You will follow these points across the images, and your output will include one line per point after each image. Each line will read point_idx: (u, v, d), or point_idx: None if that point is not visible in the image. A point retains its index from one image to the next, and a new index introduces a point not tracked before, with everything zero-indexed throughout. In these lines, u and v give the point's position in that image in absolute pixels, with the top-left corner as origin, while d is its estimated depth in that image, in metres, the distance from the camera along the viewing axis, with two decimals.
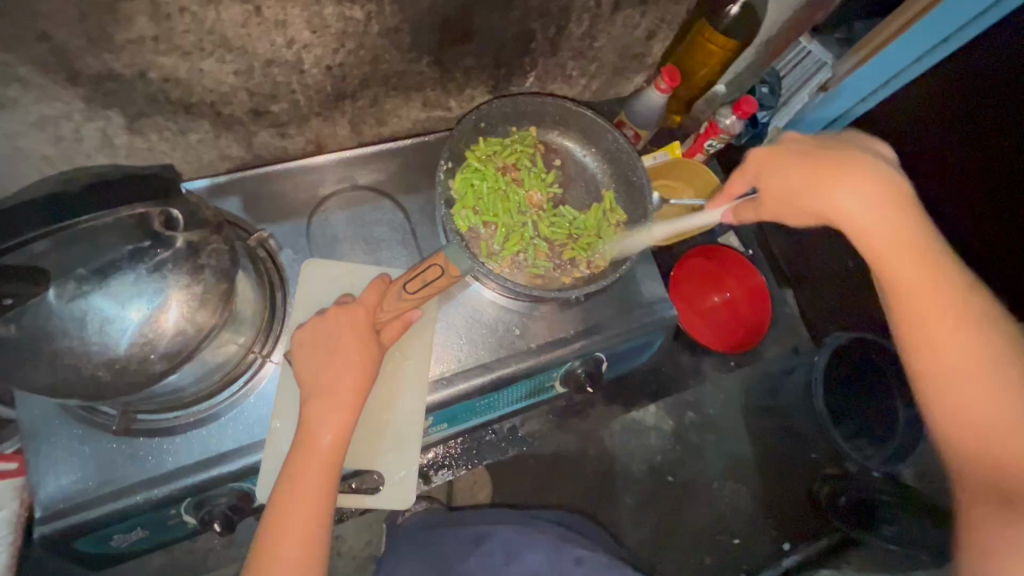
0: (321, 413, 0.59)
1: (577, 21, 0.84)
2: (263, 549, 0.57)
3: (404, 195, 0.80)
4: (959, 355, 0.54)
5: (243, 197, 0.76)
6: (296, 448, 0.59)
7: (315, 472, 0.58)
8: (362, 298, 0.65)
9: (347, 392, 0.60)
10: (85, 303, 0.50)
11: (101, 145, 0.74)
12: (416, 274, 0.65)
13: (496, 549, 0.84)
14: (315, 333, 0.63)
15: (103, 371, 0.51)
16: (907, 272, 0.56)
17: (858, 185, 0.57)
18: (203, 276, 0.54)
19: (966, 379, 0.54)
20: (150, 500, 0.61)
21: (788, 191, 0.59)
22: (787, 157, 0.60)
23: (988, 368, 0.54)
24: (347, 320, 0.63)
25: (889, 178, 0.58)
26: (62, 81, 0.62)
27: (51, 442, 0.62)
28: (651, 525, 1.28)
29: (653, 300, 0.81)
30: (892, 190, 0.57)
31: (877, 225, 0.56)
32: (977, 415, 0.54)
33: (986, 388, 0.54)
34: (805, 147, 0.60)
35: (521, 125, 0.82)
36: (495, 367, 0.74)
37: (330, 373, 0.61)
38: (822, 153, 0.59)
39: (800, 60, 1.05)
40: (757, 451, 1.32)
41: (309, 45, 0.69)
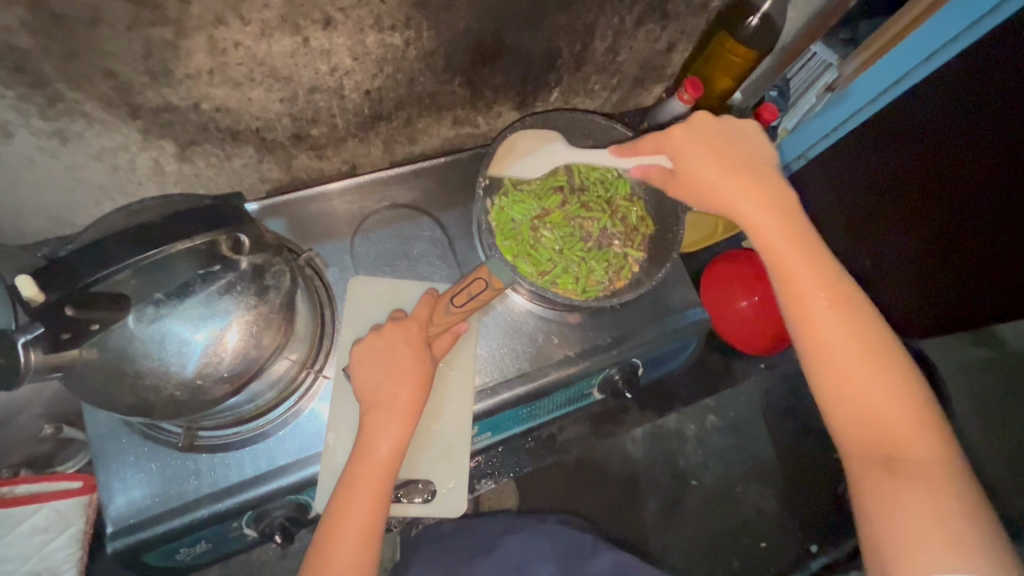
0: (381, 425, 0.62)
1: (602, 38, 0.87)
2: (336, 497, 0.60)
3: (440, 212, 0.82)
4: (832, 322, 0.58)
5: (287, 219, 0.79)
6: (355, 457, 0.61)
7: (370, 484, 0.60)
8: (414, 313, 0.67)
9: (405, 404, 0.62)
10: (162, 326, 0.52)
11: (152, 173, 0.77)
12: (462, 288, 0.68)
13: (507, 558, 0.89)
14: (368, 346, 0.65)
15: (180, 391, 0.53)
16: (789, 251, 0.60)
17: (744, 182, 0.62)
18: (268, 297, 0.57)
19: (836, 349, 0.58)
20: (214, 513, 0.63)
21: (705, 180, 0.64)
22: (702, 147, 0.65)
23: (854, 339, 0.58)
24: (402, 334, 0.65)
25: (766, 175, 0.64)
26: (124, 115, 0.66)
27: (120, 459, 0.64)
28: (679, 530, 1.29)
29: (686, 305, 0.83)
30: (771, 191, 0.63)
31: (765, 216, 0.61)
32: (855, 383, 0.57)
33: (860, 358, 0.58)
34: (719, 138, 0.65)
35: (553, 140, 0.85)
36: (536, 375, 0.76)
37: (386, 387, 0.63)
38: (724, 146, 0.65)
39: (806, 63, 1.13)
40: (780, 451, 1.35)
41: (350, 71, 0.73)
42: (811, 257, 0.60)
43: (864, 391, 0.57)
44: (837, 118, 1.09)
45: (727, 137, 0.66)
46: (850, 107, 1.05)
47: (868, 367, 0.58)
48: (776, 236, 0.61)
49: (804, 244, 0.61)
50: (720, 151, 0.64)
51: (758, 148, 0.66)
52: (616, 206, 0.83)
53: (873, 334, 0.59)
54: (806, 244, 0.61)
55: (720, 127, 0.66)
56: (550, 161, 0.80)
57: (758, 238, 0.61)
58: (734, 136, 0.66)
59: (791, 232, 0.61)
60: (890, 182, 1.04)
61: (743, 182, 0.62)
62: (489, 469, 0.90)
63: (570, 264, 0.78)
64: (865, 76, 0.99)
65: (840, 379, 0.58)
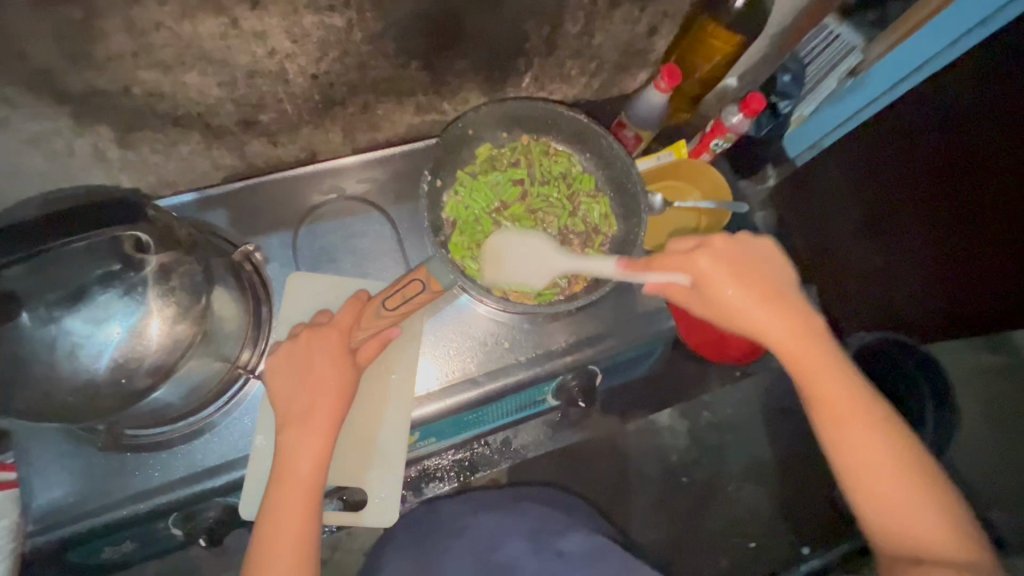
0: (294, 441, 0.59)
1: (572, 20, 0.81)
2: (261, 526, 0.57)
3: (392, 205, 0.78)
4: (870, 452, 0.59)
5: (229, 211, 0.75)
6: (273, 482, 0.58)
7: (299, 500, 0.57)
8: (336, 319, 0.64)
9: (323, 418, 0.60)
10: (56, 328, 0.50)
11: (95, 159, 0.75)
12: (396, 289, 0.65)
13: (478, 539, 0.77)
14: (285, 357, 0.62)
15: (72, 398, 0.51)
16: (826, 387, 0.59)
17: (766, 303, 0.60)
18: (175, 298, 0.54)
19: (877, 479, 0.58)
20: (137, 514, 0.62)
21: (734, 306, 0.60)
22: (722, 270, 0.60)
23: (892, 468, 0.58)
24: (322, 342, 0.62)
25: (789, 297, 0.62)
26: (50, 99, 0.63)
27: (43, 455, 0.63)
28: (667, 525, 1.26)
29: (650, 311, 0.78)
30: (797, 320, 0.61)
31: (798, 345, 0.60)
32: (896, 511, 0.58)
33: (901, 486, 0.58)
34: (735, 256, 0.62)
35: (513, 131, 0.79)
36: (483, 383, 0.72)
37: (303, 399, 0.60)
38: (749, 266, 0.62)
39: (828, 44, 1.00)
40: (775, 452, 1.31)
41: (291, 55, 0.68)
42: (851, 387, 0.60)
43: (904, 516, 0.58)
44: (845, 111, 1.05)
45: (743, 254, 0.62)
46: (865, 96, 1.00)
47: (910, 495, 0.58)
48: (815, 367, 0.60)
49: (839, 370, 0.60)
50: (739, 270, 0.61)
51: (773, 266, 0.63)
52: (578, 204, 0.78)
53: (911, 459, 0.59)
54: (838, 371, 0.60)
55: (733, 244, 0.63)
56: (546, 269, 0.70)
57: (798, 369, 0.60)
58: (750, 253, 0.63)
59: (829, 360, 0.60)
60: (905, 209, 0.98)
61: (766, 305, 0.60)
62: (437, 472, 0.90)
63: None
64: (882, 62, 0.94)
65: (881, 503, 0.58)
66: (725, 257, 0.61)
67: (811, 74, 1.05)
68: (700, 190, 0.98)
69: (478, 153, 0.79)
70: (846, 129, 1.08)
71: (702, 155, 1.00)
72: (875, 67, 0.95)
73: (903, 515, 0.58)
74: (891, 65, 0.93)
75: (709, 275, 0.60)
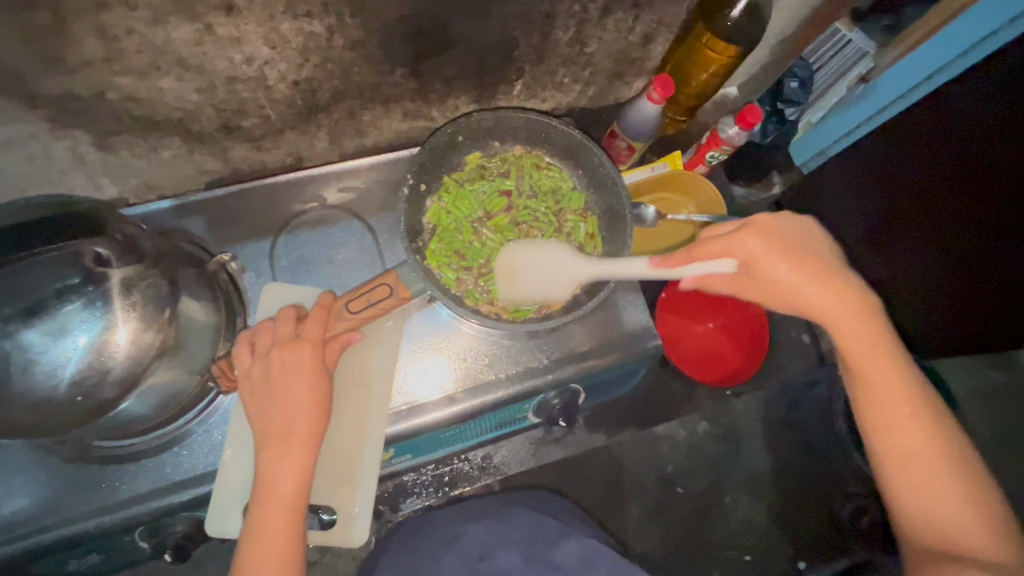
0: (278, 460, 0.58)
1: (564, 28, 0.79)
2: (244, 549, 0.56)
3: (374, 215, 0.77)
4: (901, 429, 0.60)
5: (207, 218, 0.73)
6: (257, 500, 0.57)
7: (279, 518, 0.57)
8: (307, 332, 0.62)
9: (301, 435, 0.59)
10: (12, 342, 0.49)
11: (74, 162, 0.74)
12: (362, 292, 0.64)
13: (469, 547, 0.75)
14: (257, 372, 0.61)
15: (28, 413, 0.50)
16: (870, 361, 0.60)
17: (822, 281, 0.60)
18: (136, 312, 0.53)
19: (911, 454, 0.59)
20: (103, 526, 0.61)
21: (783, 281, 0.60)
22: (775, 250, 0.60)
23: (928, 447, 0.59)
24: (294, 358, 0.60)
25: (843, 275, 0.62)
26: (23, 103, 0.62)
27: (9, 465, 0.62)
28: (660, 536, 1.24)
29: (636, 330, 0.76)
30: (855, 298, 0.60)
31: (848, 320, 0.60)
32: (925, 488, 0.58)
33: (933, 463, 0.59)
34: (792, 239, 0.62)
35: (504, 141, 0.77)
36: (460, 400, 0.70)
37: (279, 417, 0.59)
38: (799, 246, 0.61)
39: (839, 49, 1.01)
40: (772, 466, 1.28)
41: (271, 61, 0.67)
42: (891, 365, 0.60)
43: (934, 494, 0.58)
44: (863, 114, 1.05)
45: (796, 235, 0.63)
46: (878, 103, 1.02)
47: (945, 474, 0.58)
48: (861, 340, 0.60)
49: (886, 349, 0.60)
50: (795, 248, 0.61)
51: (829, 247, 0.63)
52: (564, 220, 0.76)
53: (943, 439, 0.60)
54: (885, 348, 0.61)
55: (787, 227, 0.63)
56: (572, 280, 0.70)
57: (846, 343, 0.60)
58: (800, 234, 0.63)
59: (877, 338, 0.60)
60: (908, 217, 0.96)
61: (822, 284, 0.60)
62: (416, 487, 0.89)
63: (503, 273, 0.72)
64: (899, 65, 0.94)
65: (911, 480, 0.59)
66: (777, 237, 0.61)
67: (818, 82, 1.07)
68: (695, 202, 0.96)
69: (467, 159, 0.76)
70: (863, 131, 1.07)
71: (698, 167, 0.99)
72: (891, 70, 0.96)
73: (928, 489, 0.58)
74: (910, 65, 0.93)
75: (758, 256, 0.60)
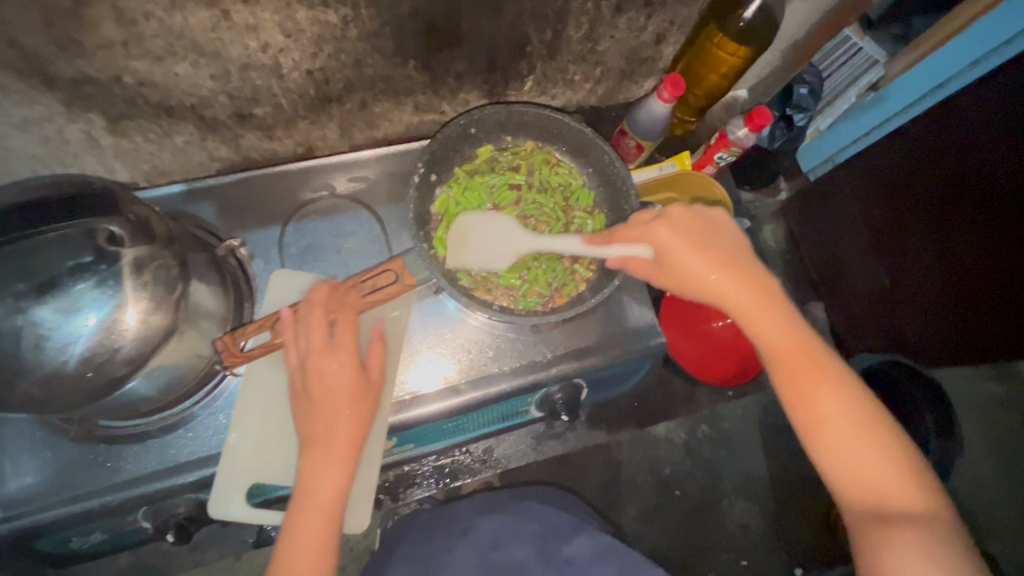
0: (320, 464, 0.59)
1: (576, 25, 0.79)
2: (284, 546, 0.58)
3: (382, 205, 0.77)
4: (823, 404, 0.58)
5: (218, 204, 0.74)
6: (296, 501, 0.59)
7: (318, 523, 0.58)
8: (341, 337, 0.62)
9: (340, 440, 0.60)
10: (24, 318, 0.49)
11: (88, 146, 0.75)
12: (371, 276, 0.64)
13: (481, 539, 0.79)
14: (296, 380, 0.62)
15: (38, 388, 0.51)
16: (783, 341, 0.60)
17: (722, 266, 0.61)
18: (147, 292, 0.53)
19: (829, 429, 0.57)
20: (106, 505, 0.62)
21: (688, 271, 0.61)
22: (682, 239, 0.62)
23: (848, 417, 0.57)
24: (332, 367, 0.61)
25: (744, 259, 0.63)
26: (39, 85, 0.63)
27: (17, 442, 0.62)
28: (656, 537, 1.24)
29: (640, 327, 0.76)
30: (751, 281, 0.61)
31: (750, 304, 0.61)
32: (850, 461, 0.56)
33: (854, 435, 0.57)
34: (693, 226, 0.63)
35: (517, 136, 0.78)
36: (464, 391, 0.71)
37: (320, 424, 0.60)
38: (703, 233, 0.63)
39: (849, 58, 1.05)
40: (771, 471, 1.28)
41: (285, 50, 0.67)
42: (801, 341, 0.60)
43: (862, 465, 0.56)
44: (870, 123, 1.07)
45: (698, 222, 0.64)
46: (883, 113, 1.04)
47: (867, 443, 0.57)
48: (765, 320, 0.60)
49: (791, 329, 0.61)
50: (695, 236, 0.62)
51: (727, 231, 0.64)
52: (574, 217, 0.76)
53: (866, 410, 0.58)
54: (795, 328, 0.61)
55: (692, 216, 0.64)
56: (514, 250, 0.70)
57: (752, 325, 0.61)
58: (704, 221, 0.64)
59: (779, 319, 0.61)
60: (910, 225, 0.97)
61: (721, 270, 0.61)
62: (418, 478, 0.89)
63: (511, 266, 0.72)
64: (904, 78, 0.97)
65: (835, 455, 0.57)
66: (681, 225, 0.62)
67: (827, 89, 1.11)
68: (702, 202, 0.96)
69: (479, 153, 0.77)
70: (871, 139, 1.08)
71: (705, 168, 0.98)
72: (897, 81, 0.98)
73: (852, 463, 0.56)
74: (917, 78, 0.95)
75: (667, 244, 0.61)
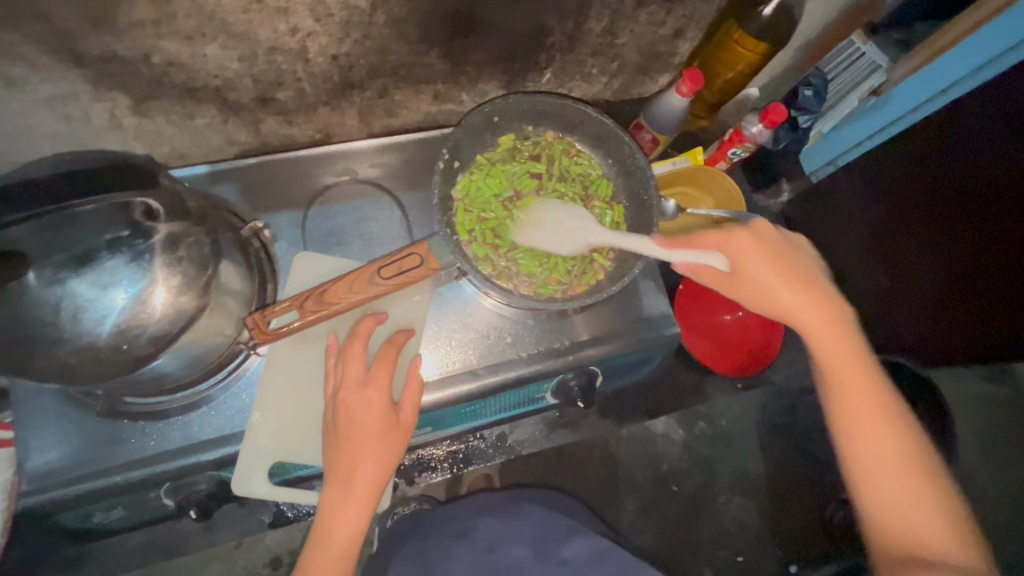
0: (339, 504, 0.64)
1: (597, 18, 0.80)
2: (308, 556, 0.66)
3: (403, 192, 0.78)
4: (873, 437, 0.61)
5: (241, 186, 0.75)
6: (317, 532, 0.65)
7: (335, 552, 0.65)
8: (375, 377, 0.64)
9: (362, 480, 0.64)
10: (62, 289, 0.50)
11: (110, 125, 0.75)
12: (394, 260, 0.65)
13: (480, 540, 0.83)
14: (329, 412, 0.65)
15: (75, 359, 0.52)
16: (843, 367, 0.63)
17: (799, 288, 0.64)
18: (181, 267, 0.54)
19: (878, 462, 0.60)
20: (129, 481, 0.62)
21: (762, 286, 0.64)
22: (762, 256, 0.64)
23: (896, 455, 0.61)
24: (361, 409, 0.64)
25: (822, 287, 0.65)
26: (68, 62, 0.63)
27: (40, 417, 0.63)
28: (654, 530, 1.26)
29: (655, 317, 0.77)
30: (827, 307, 0.64)
31: (822, 328, 0.64)
32: (893, 495, 0.59)
33: (898, 471, 0.60)
34: (774, 248, 0.65)
35: (538, 126, 0.79)
36: (483, 375, 0.72)
37: (343, 461, 0.64)
38: (783, 254, 0.65)
39: (852, 62, 1.01)
40: (768, 468, 1.30)
41: (313, 34, 0.68)
42: (864, 376, 0.63)
43: (898, 501, 0.59)
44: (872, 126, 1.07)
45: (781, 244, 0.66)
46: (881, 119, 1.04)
47: (910, 482, 0.59)
48: (831, 347, 0.64)
49: (857, 359, 0.64)
50: (780, 257, 0.64)
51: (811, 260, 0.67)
52: (592, 207, 0.77)
53: (914, 451, 0.61)
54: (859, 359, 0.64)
55: (777, 236, 0.66)
56: (583, 238, 0.72)
57: (820, 349, 0.64)
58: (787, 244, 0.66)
59: (849, 349, 0.64)
60: (908, 232, 0.98)
61: (798, 290, 0.64)
62: (432, 463, 0.91)
63: (531, 254, 0.73)
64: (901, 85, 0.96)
65: (876, 486, 0.60)
66: (762, 244, 0.64)
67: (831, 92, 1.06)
68: (715, 198, 0.98)
69: (501, 141, 0.78)
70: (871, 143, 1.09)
71: (719, 164, 1.01)
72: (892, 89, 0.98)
73: (894, 497, 0.59)
74: (912, 85, 0.95)
75: (746, 257, 0.63)
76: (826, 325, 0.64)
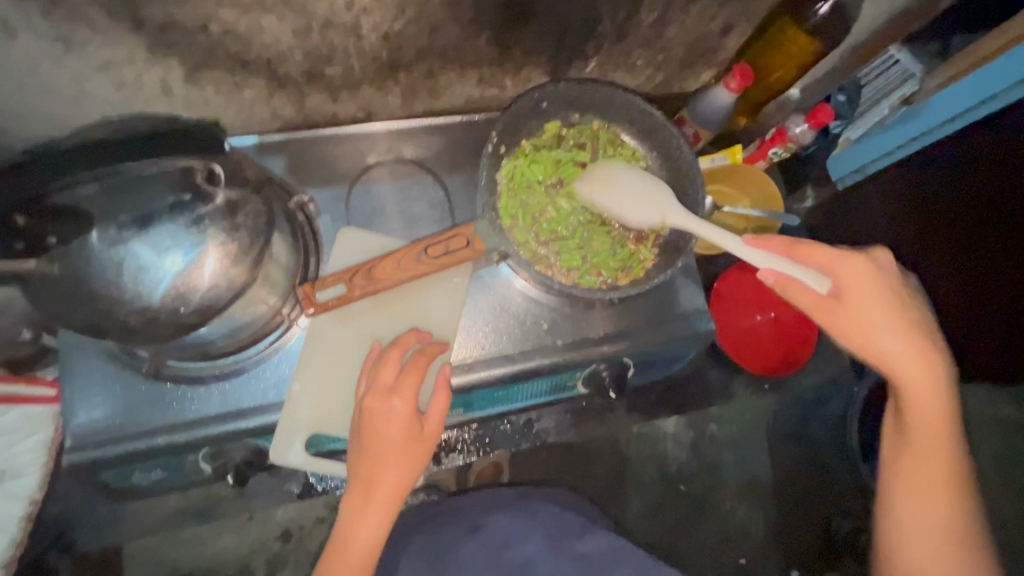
0: (361, 509, 0.64)
1: (649, 9, 0.79)
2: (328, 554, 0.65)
3: (447, 174, 0.78)
4: (925, 479, 0.62)
5: (288, 160, 0.75)
6: (338, 533, 0.65)
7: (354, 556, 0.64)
8: (404, 385, 0.64)
9: (385, 487, 0.64)
10: (123, 250, 0.53)
11: (160, 93, 0.75)
12: (441, 240, 0.66)
13: (493, 536, 0.84)
14: (356, 415, 0.64)
15: (134, 319, 0.53)
16: (920, 406, 0.61)
17: (897, 323, 0.61)
18: (237, 234, 0.54)
19: (925, 504, 0.62)
20: (170, 444, 0.63)
21: (850, 314, 0.61)
22: (864, 283, 0.61)
23: (942, 501, 0.62)
24: (389, 419, 0.63)
25: (917, 321, 0.62)
26: (129, 27, 0.63)
27: (87, 377, 0.64)
28: (659, 530, 1.27)
29: (690, 311, 0.77)
30: (921, 348, 0.61)
31: (912, 366, 0.60)
32: (926, 534, 0.62)
33: (939, 516, 0.62)
34: (875, 279, 0.61)
35: (585, 114, 0.79)
36: (518, 359, 0.72)
37: (366, 470, 0.63)
38: (879, 286, 0.61)
39: (885, 69, 0.95)
40: (778, 475, 1.29)
41: (368, 10, 0.68)
42: (937, 419, 0.62)
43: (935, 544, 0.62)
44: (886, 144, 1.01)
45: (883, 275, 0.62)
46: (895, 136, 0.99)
47: (948, 529, 0.62)
48: (919, 386, 0.61)
49: (941, 403, 0.61)
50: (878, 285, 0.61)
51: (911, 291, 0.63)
52: None
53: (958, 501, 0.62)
54: (942, 402, 0.61)
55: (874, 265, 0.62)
56: (660, 211, 0.68)
57: (903, 382, 0.61)
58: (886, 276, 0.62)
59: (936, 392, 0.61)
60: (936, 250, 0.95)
61: (895, 325, 0.61)
62: (457, 445, 0.90)
63: (571, 243, 0.73)
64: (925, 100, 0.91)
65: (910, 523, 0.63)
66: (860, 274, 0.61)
67: (863, 100, 1.01)
68: (750, 198, 0.98)
69: (546, 128, 0.78)
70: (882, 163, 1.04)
71: (758, 163, 1.00)
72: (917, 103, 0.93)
73: (931, 542, 0.62)
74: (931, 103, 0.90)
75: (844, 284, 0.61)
76: (918, 363, 0.61)
